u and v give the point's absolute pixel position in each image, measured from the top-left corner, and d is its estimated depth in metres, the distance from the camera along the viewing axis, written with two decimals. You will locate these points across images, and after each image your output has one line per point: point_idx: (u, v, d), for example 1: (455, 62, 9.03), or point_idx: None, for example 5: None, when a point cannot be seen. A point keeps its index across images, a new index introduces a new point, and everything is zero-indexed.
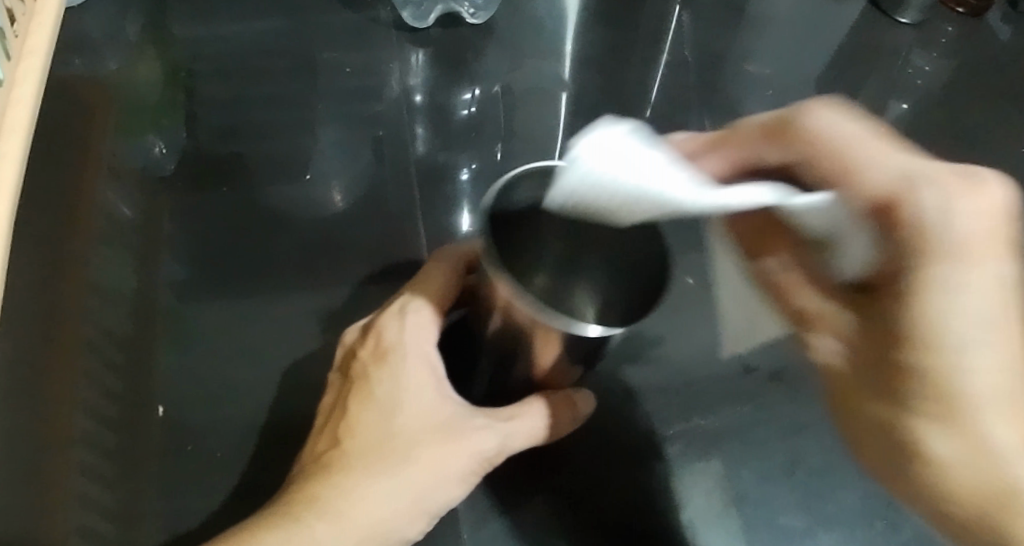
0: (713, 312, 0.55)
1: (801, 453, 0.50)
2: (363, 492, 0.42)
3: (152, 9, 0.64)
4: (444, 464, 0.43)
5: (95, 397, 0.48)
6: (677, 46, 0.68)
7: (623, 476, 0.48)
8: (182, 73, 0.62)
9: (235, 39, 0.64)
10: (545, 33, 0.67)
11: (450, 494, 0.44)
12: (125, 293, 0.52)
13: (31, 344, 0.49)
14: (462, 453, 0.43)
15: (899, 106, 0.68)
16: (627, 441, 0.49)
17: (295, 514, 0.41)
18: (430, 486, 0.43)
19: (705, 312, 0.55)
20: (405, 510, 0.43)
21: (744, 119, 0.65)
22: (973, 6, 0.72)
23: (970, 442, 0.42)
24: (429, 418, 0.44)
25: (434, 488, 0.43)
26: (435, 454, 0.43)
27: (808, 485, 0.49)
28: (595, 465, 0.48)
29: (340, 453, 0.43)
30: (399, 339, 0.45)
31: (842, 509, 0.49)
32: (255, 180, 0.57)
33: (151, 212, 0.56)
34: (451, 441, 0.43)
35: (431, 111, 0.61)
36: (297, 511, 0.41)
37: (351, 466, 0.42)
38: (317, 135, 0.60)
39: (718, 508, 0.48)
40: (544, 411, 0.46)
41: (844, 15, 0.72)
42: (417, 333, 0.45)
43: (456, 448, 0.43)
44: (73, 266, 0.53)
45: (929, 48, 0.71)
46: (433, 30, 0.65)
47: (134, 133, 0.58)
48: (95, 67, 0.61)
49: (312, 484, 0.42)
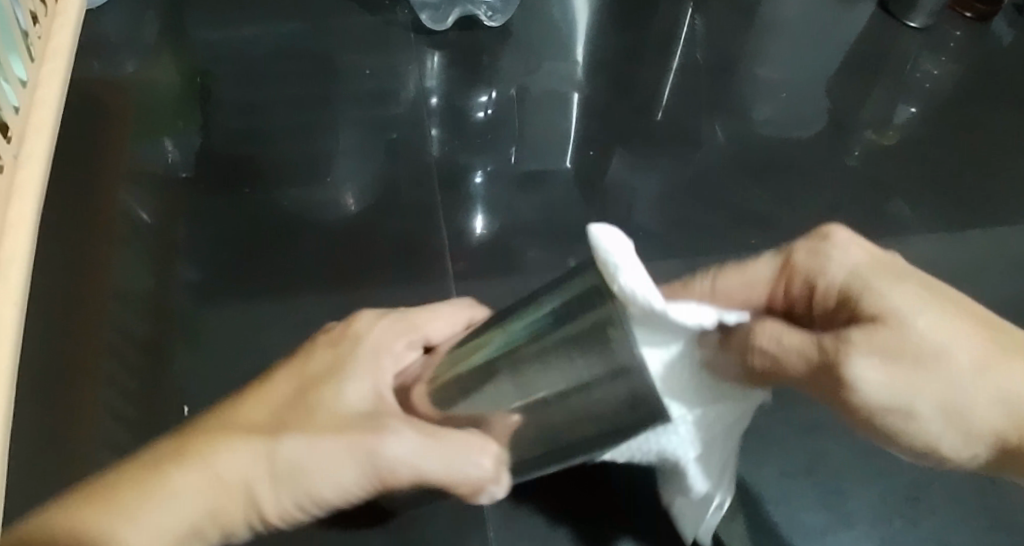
0: None
1: (819, 452, 0.50)
2: (246, 450, 0.38)
3: (170, 12, 0.65)
4: (345, 454, 0.39)
5: (115, 398, 0.48)
6: (690, 49, 0.69)
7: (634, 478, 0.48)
8: (198, 76, 0.62)
9: (252, 42, 0.64)
10: (558, 37, 0.68)
11: (340, 493, 0.40)
12: (143, 294, 0.52)
13: (52, 345, 0.50)
14: (364, 449, 0.39)
15: (908, 110, 0.68)
16: None
17: (167, 454, 0.38)
18: (318, 469, 0.39)
19: None
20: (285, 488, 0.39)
21: (757, 122, 0.65)
22: (981, 10, 0.73)
23: (933, 386, 0.35)
24: (341, 410, 0.40)
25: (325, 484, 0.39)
26: (320, 439, 0.39)
27: (827, 484, 0.49)
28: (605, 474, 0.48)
29: (239, 408, 0.41)
30: (364, 331, 0.44)
31: (861, 509, 0.48)
32: (272, 183, 0.57)
33: (170, 215, 0.55)
34: (354, 437, 0.39)
35: (446, 114, 0.62)
36: (173, 450, 0.38)
37: (247, 421, 0.40)
38: (334, 137, 0.60)
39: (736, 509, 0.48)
40: (470, 446, 0.39)
41: (854, 20, 0.73)
42: (383, 330, 0.44)
43: (362, 442, 0.39)
44: (91, 268, 0.53)
45: (938, 52, 0.72)
46: (450, 32, 0.66)
47: (152, 137, 0.59)
48: (112, 70, 0.61)
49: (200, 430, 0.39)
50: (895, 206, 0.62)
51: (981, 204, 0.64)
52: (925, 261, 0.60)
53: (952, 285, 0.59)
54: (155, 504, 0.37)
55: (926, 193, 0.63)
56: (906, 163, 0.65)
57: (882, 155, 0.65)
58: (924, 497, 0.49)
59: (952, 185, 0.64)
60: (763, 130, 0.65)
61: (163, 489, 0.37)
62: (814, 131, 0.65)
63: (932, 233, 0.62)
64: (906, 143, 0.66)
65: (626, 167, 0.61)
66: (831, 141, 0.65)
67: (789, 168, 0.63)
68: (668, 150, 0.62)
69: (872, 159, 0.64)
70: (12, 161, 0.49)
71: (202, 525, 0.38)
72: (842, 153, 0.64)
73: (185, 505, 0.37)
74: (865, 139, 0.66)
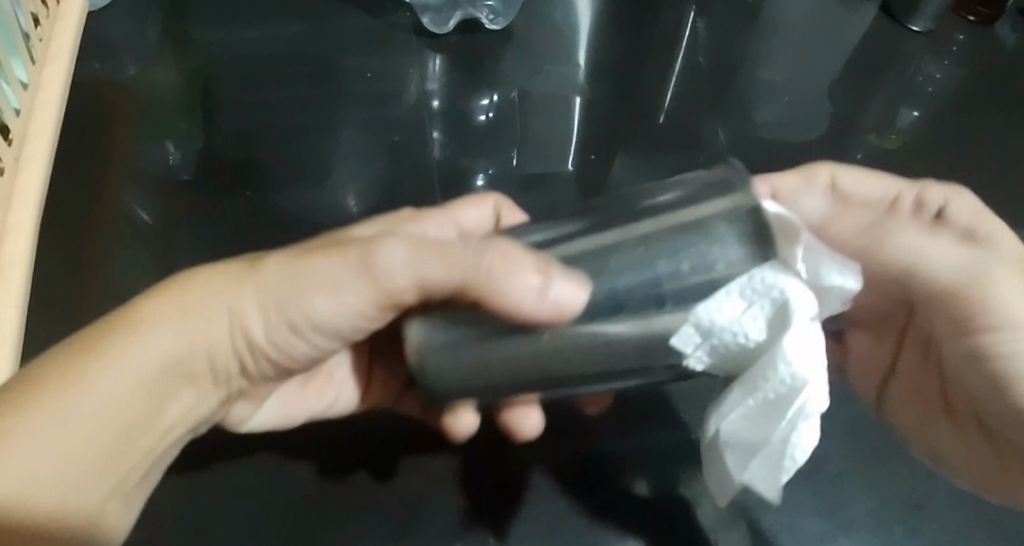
0: None
1: (822, 457, 0.50)
2: (207, 312, 0.38)
3: (171, 14, 0.65)
4: (344, 289, 0.38)
5: None
6: (692, 52, 0.68)
7: (638, 488, 0.47)
8: (200, 78, 0.62)
9: (254, 44, 0.64)
10: (560, 40, 0.67)
11: (334, 323, 0.39)
12: (143, 295, 0.52)
13: (48, 344, 0.49)
14: (349, 289, 0.38)
15: (911, 114, 0.68)
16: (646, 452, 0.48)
17: (87, 344, 0.36)
18: (319, 299, 0.38)
19: None
20: (243, 337, 0.39)
21: (759, 124, 0.65)
22: (985, 14, 0.73)
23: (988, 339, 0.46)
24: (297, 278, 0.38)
25: (306, 319, 0.39)
26: (327, 264, 0.38)
27: (828, 492, 0.48)
28: (611, 484, 0.47)
29: (183, 274, 0.39)
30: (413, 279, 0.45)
31: (863, 514, 0.48)
32: (273, 184, 0.57)
33: (170, 217, 0.55)
34: (336, 282, 0.38)
35: (448, 116, 0.62)
36: (98, 334, 0.37)
37: (185, 296, 0.38)
38: (336, 139, 0.60)
39: (739, 515, 0.47)
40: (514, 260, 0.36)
41: (856, 23, 0.72)
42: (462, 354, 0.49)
43: (341, 280, 0.38)
44: (89, 268, 0.53)
45: (941, 56, 0.71)
46: (452, 35, 0.65)
47: (153, 139, 0.59)
48: (114, 71, 0.61)
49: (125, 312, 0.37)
50: None
51: (984, 209, 0.63)
52: None
53: None
54: (67, 391, 0.35)
55: None
56: (908, 167, 0.64)
57: (884, 158, 0.65)
58: (925, 505, 0.48)
59: (955, 189, 0.64)
60: (765, 133, 0.64)
61: (54, 392, 0.35)
62: (817, 134, 0.65)
63: None
64: (908, 148, 0.66)
65: (628, 169, 0.61)
66: (833, 144, 0.65)
67: (792, 170, 0.62)
68: (671, 152, 0.62)
69: (874, 163, 0.64)
70: (13, 165, 0.49)
71: (120, 421, 0.36)
72: (845, 155, 0.64)
73: (97, 400, 0.35)
74: (868, 142, 0.65)
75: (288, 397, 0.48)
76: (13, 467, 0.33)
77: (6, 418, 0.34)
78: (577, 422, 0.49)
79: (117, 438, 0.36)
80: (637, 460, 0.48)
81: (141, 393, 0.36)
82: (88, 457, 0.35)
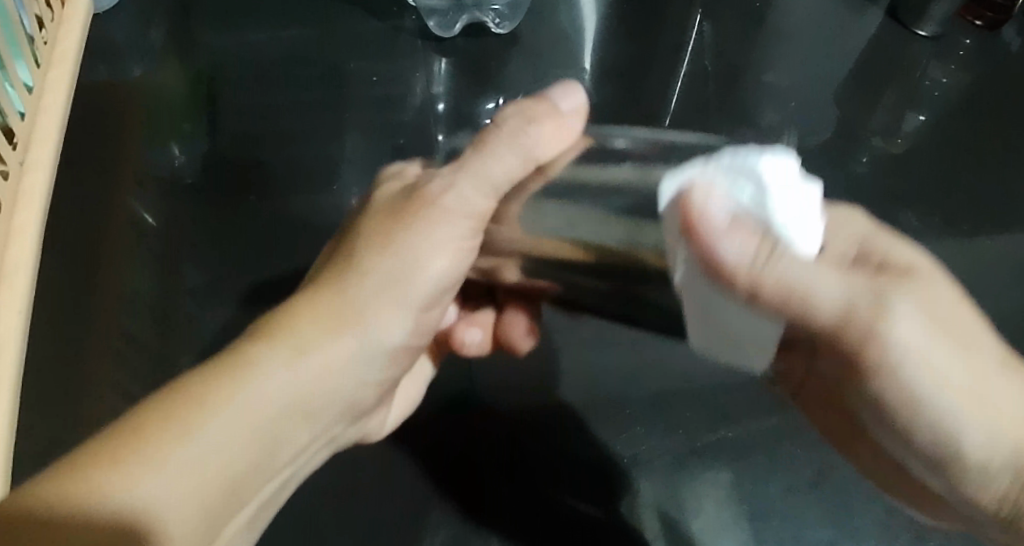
0: None
1: (828, 466, 0.51)
2: (349, 310, 0.40)
3: (175, 17, 0.65)
4: (450, 246, 0.41)
5: (118, 404, 0.48)
6: (698, 56, 0.68)
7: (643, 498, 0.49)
8: (205, 80, 0.62)
9: (258, 47, 0.64)
10: (566, 44, 0.67)
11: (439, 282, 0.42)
12: (149, 299, 0.52)
13: (55, 349, 0.49)
14: (446, 249, 0.41)
15: (917, 118, 0.68)
16: (647, 459, 0.51)
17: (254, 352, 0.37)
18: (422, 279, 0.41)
19: None
20: (366, 344, 0.41)
21: (765, 129, 0.65)
22: (992, 19, 0.72)
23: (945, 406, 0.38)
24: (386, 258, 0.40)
25: (407, 285, 0.41)
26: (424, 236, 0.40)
27: (833, 499, 0.50)
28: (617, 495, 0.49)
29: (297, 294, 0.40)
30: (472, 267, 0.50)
31: (866, 523, 0.49)
32: (277, 186, 0.57)
33: (176, 219, 0.55)
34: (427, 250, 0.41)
35: (453, 119, 0.62)
36: (234, 362, 0.37)
37: (326, 310, 0.39)
38: (341, 142, 0.60)
39: (741, 518, 0.49)
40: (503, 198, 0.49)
41: (863, 27, 0.72)
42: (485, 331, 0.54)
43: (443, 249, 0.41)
44: (96, 272, 0.52)
45: (948, 59, 0.71)
46: (458, 39, 0.65)
47: (158, 141, 0.59)
48: (119, 74, 0.61)
49: (251, 334, 0.38)
50: (904, 215, 0.62)
51: (991, 214, 0.63)
52: None
53: None
54: (209, 425, 0.34)
55: (936, 202, 0.63)
56: (915, 171, 0.64)
57: (891, 163, 0.64)
58: None
59: (962, 194, 0.64)
60: (771, 138, 0.64)
61: (209, 410, 0.35)
62: (824, 139, 0.65)
63: (941, 242, 0.61)
64: (914, 152, 0.66)
65: None
66: (840, 148, 0.65)
67: None
68: None
69: (881, 168, 0.64)
70: (17, 168, 0.49)
71: (234, 458, 0.35)
72: (851, 161, 0.64)
73: (250, 421, 0.36)
74: (875, 147, 0.65)
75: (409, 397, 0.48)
76: (153, 494, 0.32)
77: (141, 448, 0.33)
78: (576, 432, 0.51)
79: (230, 461, 0.35)
80: (639, 472, 0.50)
81: (298, 410, 0.38)
82: (189, 492, 0.33)
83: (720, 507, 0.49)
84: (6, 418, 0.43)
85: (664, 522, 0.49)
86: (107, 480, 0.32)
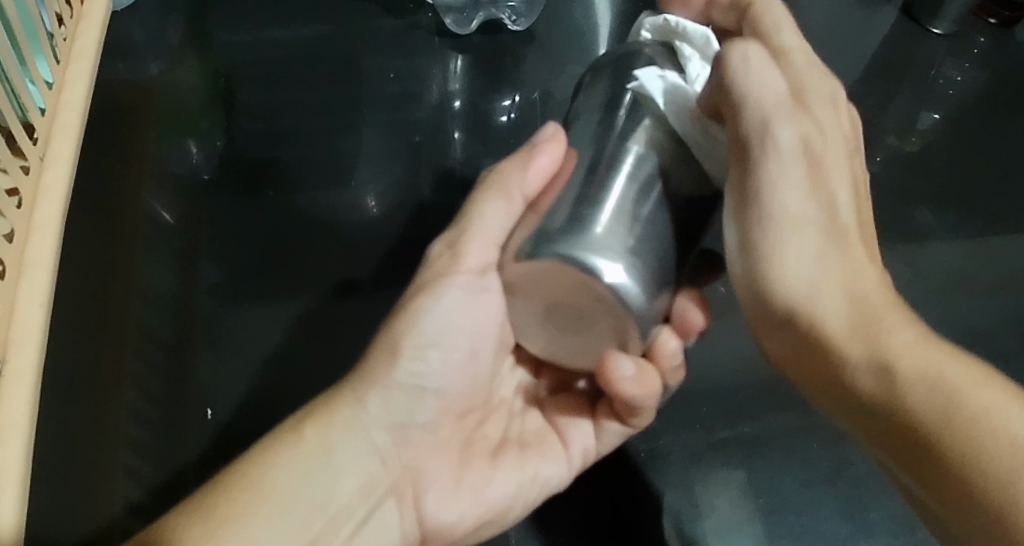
0: (729, 331, 0.56)
1: (845, 464, 0.51)
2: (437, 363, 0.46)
3: (193, 15, 0.65)
4: (463, 293, 0.46)
5: (138, 399, 0.48)
6: None
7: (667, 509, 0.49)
8: (222, 78, 0.62)
9: (275, 45, 0.64)
10: (582, 40, 0.67)
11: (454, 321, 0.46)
12: (168, 295, 0.52)
13: (75, 346, 0.49)
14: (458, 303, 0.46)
15: (931, 116, 0.68)
16: (671, 471, 0.50)
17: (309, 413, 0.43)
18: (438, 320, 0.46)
19: (718, 331, 0.56)
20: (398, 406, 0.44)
21: None
22: (1007, 17, 0.71)
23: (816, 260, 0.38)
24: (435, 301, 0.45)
25: (440, 327, 0.46)
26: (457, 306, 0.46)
27: (851, 496, 0.50)
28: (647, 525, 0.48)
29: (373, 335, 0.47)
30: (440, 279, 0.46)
31: (883, 517, 0.49)
32: (296, 185, 0.57)
33: (193, 217, 0.55)
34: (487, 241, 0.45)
35: (469, 117, 0.62)
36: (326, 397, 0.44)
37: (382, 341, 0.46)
38: (358, 140, 0.60)
39: (756, 514, 0.49)
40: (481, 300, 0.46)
41: (879, 22, 0.71)
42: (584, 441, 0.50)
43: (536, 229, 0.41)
44: (116, 268, 0.53)
45: (962, 58, 0.71)
46: (475, 36, 0.65)
47: (176, 138, 0.59)
48: (137, 72, 0.61)
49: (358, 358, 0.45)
50: (919, 213, 0.62)
51: (1008, 210, 0.63)
52: (947, 268, 0.60)
53: (980, 297, 0.59)
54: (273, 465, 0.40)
55: (951, 198, 0.63)
56: (930, 169, 0.64)
57: (903, 161, 0.64)
58: None
59: (978, 192, 0.64)
60: None
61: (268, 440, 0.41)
62: None
63: (956, 239, 0.61)
64: (928, 150, 0.66)
65: None
66: None
67: None
68: None
69: (894, 166, 0.64)
70: (38, 163, 0.49)
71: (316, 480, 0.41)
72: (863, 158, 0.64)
73: (317, 464, 0.42)
74: (888, 145, 0.65)
75: (448, 483, 0.47)
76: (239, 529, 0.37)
77: (237, 492, 0.38)
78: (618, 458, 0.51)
79: (314, 483, 0.41)
80: (661, 472, 0.50)
81: (372, 475, 0.44)
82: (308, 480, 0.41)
83: (730, 504, 0.49)
84: (28, 413, 0.43)
85: (681, 521, 0.49)
86: (207, 531, 0.36)
